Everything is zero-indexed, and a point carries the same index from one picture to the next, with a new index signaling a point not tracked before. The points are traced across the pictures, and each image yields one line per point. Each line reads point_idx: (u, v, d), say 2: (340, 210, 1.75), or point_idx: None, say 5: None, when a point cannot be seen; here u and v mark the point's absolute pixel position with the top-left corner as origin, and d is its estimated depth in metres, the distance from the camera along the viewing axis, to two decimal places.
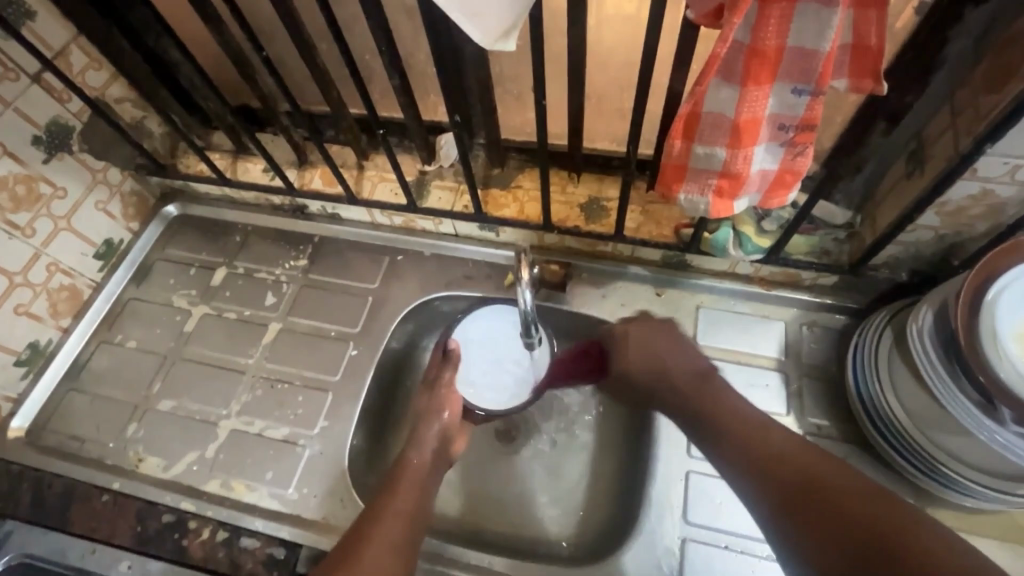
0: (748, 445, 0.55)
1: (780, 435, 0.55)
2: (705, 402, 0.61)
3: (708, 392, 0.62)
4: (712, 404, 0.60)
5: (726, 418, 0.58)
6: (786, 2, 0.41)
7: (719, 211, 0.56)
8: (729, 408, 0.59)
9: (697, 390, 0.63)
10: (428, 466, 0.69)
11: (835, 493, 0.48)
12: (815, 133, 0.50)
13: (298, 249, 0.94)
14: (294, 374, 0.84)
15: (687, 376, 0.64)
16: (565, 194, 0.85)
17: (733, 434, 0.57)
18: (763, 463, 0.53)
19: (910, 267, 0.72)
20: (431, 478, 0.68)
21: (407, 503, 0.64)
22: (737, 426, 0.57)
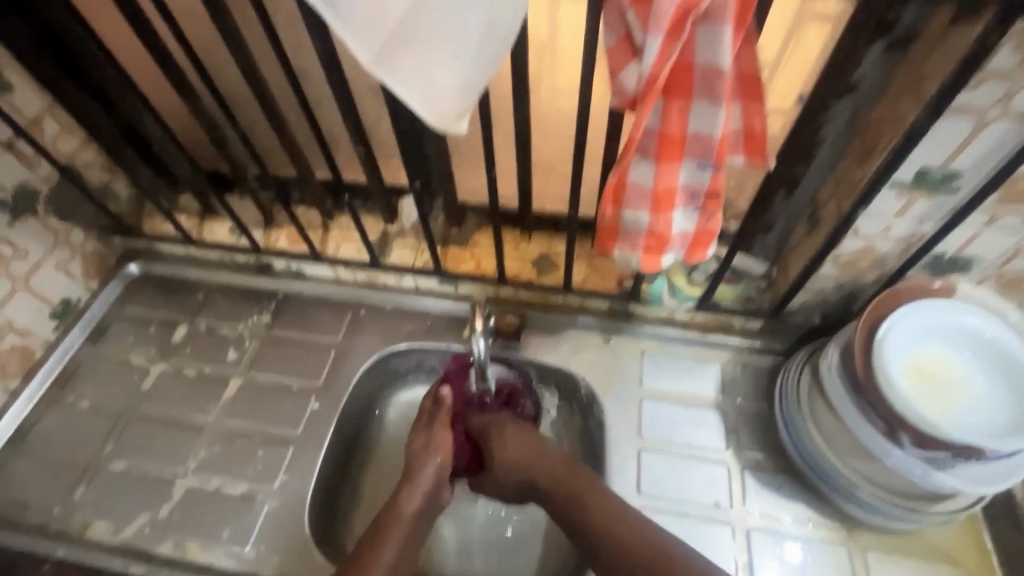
0: (609, 546, 0.64)
1: (648, 544, 0.63)
2: (574, 502, 0.69)
3: (578, 492, 0.69)
4: (586, 499, 0.68)
5: (588, 517, 0.67)
6: (684, 99, 0.50)
7: (649, 265, 0.64)
8: (603, 512, 0.67)
9: (567, 488, 0.70)
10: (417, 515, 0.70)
11: None
12: (721, 200, 0.59)
13: (261, 305, 0.97)
14: (254, 429, 0.84)
15: (559, 474, 0.71)
16: (518, 250, 0.93)
17: (598, 536, 0.65)
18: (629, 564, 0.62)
19: (821, 311, 0.82)
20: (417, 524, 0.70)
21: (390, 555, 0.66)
22: (607, 531, 0.65)
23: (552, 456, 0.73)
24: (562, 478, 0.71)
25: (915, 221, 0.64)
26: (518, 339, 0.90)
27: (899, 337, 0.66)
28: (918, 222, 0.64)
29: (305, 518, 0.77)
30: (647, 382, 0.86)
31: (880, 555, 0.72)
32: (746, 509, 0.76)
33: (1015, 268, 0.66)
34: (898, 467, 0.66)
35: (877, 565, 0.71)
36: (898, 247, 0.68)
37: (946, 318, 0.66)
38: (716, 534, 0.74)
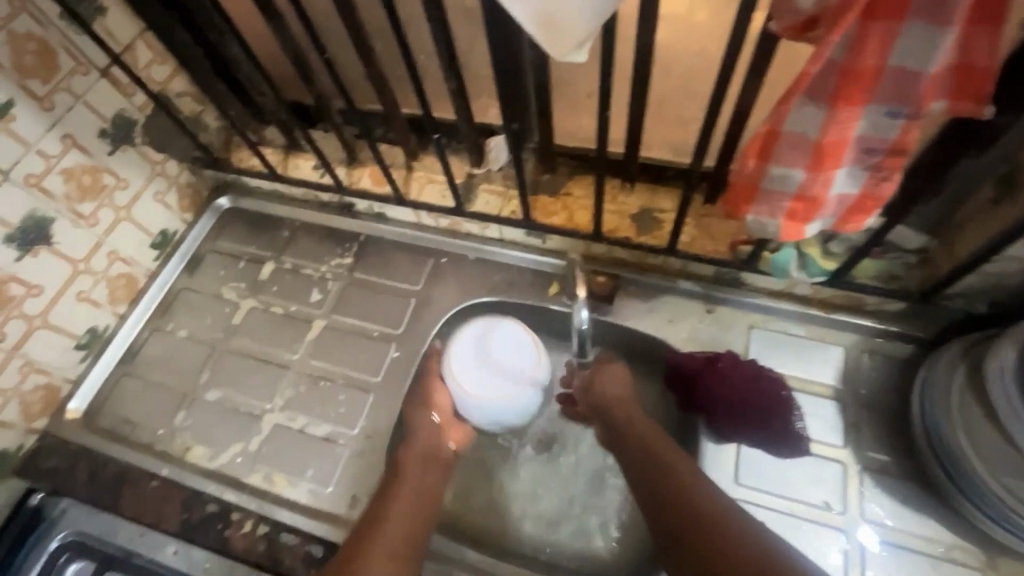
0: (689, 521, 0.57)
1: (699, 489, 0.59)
2: (674, 495, 0.59)
3: (696, 492, 0.59)
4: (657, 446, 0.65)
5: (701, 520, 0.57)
6: (892, 21, 0.38)
7: (790, 234, 0.54)
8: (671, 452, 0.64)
9: (678, 479, 0.61)
10: (422, 465, 0.71)
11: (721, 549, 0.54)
12: (906, 158, 0.46)
13: (344, 247, 0.95)
14: (337, 372, 0.84)
15: (667, 464, 0.62)
16: (616, 204, 0.83)
17: (658, 476, 0.62)
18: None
19: (988, 299, 0.67)
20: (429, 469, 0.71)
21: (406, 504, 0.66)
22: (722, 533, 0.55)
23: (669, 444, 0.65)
24: (673, 475, 0.61)
25: None
26: (609, 303, 0.82)
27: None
28: None
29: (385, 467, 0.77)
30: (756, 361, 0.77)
31: None
32: (862, 517, 0.67)
33: None
34: None
35: None
36: None
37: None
38: (821, 538, 0.66)
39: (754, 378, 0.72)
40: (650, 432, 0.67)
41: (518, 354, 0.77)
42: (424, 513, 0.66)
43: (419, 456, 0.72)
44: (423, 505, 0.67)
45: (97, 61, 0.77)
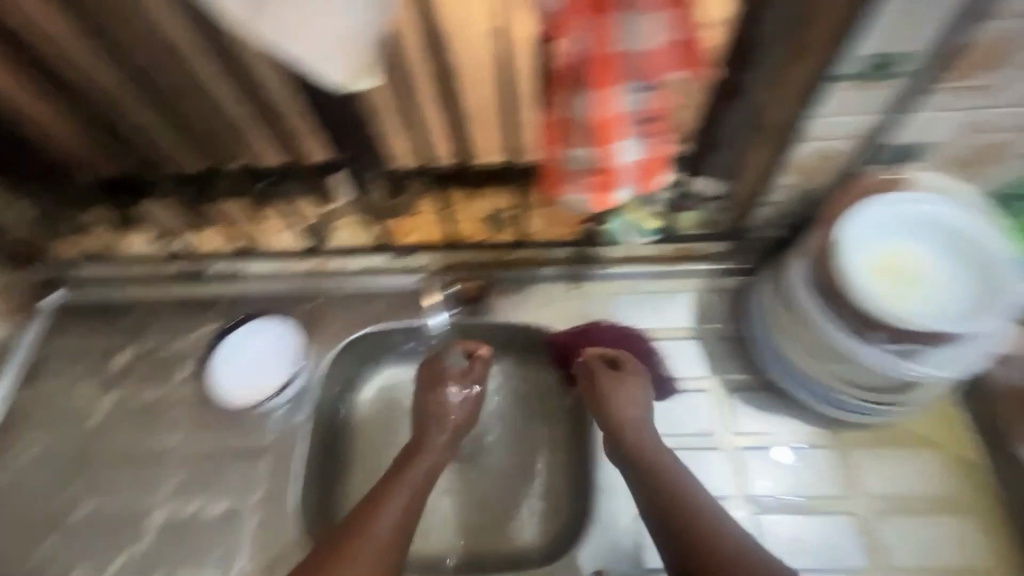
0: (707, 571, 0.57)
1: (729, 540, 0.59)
2: (696, 538, 0.60)
3: (724, 536, 0.59)
4: (662, 469, 0.66)
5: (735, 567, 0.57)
6: (611, 16, 0.46)
7: (600, 204, 0.62)
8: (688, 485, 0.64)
9: (699, 524, 0.61)
10: (418, 486, 0.70)
11: None
12: (666, 120, 0.56)
13: (206, 315, 0.89)
14: (223, 445, 0.80)
15: (684, 513, 0.62)
16: (468, 210, 0.87)
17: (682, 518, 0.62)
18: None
19: (782, 224, 0.80)
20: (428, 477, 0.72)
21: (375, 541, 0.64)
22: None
23: (699, 491, 0.64)
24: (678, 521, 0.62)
25: (868, 115, 0.61)
26: (484, 304, 0.87)
27: (860, 239, 0.66)
28: (870, 114, 0.61)
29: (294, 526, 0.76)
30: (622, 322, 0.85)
31: (865, 451, 0.74)
32: (735, 433, 0.76)
33: (972, 147, 0.65)
34: (875, 367, 0.65)
35: (863, 463, 0.73)
36: (852, 145, 0.66)
37: (921, 207, 0.67)
38: (708, 460, 0.74)
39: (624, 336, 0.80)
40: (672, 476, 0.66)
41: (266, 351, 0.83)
42: (392, 546, 0.65)
43: (410, 491, 0.69)
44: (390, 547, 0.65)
45: None
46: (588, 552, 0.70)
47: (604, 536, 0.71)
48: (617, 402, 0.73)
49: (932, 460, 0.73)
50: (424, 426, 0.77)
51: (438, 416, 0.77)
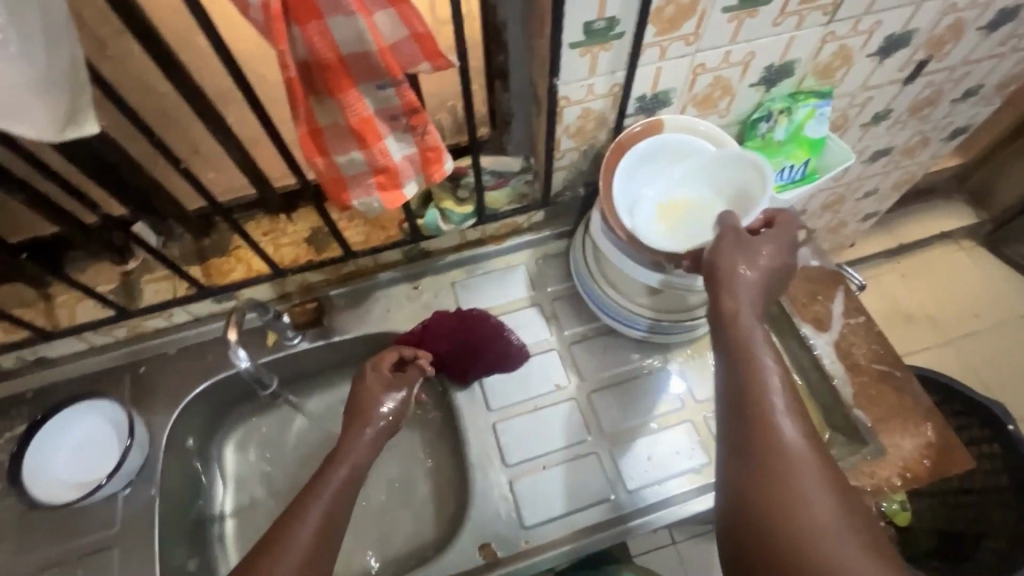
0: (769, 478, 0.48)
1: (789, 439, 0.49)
2: (760, 412, 0.51)
3: (762, 415, 0.50)
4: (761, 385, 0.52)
5: (763, 444, 0.49)
6: (318, 21, 0.46)
7: (393, 202, 0.62)
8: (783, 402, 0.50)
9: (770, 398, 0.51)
10: (343, 491, 0.59)
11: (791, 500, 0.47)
12: (424, 111, 0.57)
13: (12, 416, 0.79)
14: (62, 550, 0.72)
15: (768, 397, 0.51)
16: (287, 235, 0.85)
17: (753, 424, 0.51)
18: (775, 490, 0.47)
19: (583, 183, 0.87)
20: (363, 467, 0.62)
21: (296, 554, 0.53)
22: (775, 446, 0.49)
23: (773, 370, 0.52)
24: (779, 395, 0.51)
25: (610, 73, 0.69)
26: (325, 325, 0.85)
27: (643, 224, 0.73)
28: (611, 73, 0.69)
29: None
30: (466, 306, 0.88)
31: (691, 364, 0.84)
32: (582, 380, 0.82)
33: (702, 86, 0.75)
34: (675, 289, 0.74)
35: (691, 373, 0.83)
36: (608, 102, 0.73)
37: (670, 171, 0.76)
38: (564, 410, 0.80)
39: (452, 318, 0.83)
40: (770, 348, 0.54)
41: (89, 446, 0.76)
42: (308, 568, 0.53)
43: (326, 513, 0.56)
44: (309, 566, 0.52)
45: None
46: (470, 531, 0.72)
47: (482, 508, 0.74)
48: (727, 267, 0.58)
49: None
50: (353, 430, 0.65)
51: (362, 409, 0.67)
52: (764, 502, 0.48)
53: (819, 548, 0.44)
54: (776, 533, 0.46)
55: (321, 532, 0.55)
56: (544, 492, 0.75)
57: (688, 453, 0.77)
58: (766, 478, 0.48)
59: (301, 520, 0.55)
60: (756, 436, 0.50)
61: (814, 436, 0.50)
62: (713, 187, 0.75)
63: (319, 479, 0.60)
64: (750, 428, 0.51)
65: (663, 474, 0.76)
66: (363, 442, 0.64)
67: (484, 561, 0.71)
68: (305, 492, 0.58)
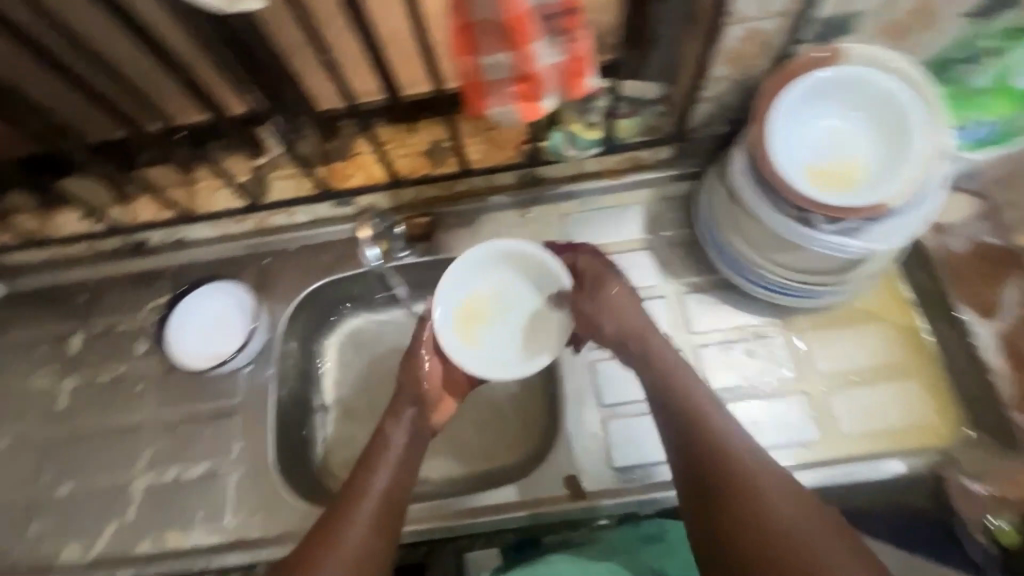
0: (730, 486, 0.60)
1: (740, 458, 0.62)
2: (692, 414, 0.65)
3: (694, 414, 0.65)
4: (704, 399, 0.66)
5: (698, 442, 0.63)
6: None
7: (530, 115, 0.58)
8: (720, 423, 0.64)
9: (694, 404, 0.66)
10: (391, 478, 0.68)
11: (755, 506, 0.59)
12: (581, 14, 0.52)
13: (155, 287, 0.87)
14: (193, 411, 0.80)
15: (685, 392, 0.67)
16: (407, 146, 0.84)
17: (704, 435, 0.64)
18: (744, 510, 0.59)
19: (724, 119, 0.79)
20: (410, 449, 0.72)
21: (366, 515, 0.65)
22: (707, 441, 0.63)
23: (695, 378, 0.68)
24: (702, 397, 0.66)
25: None
26: (434, 240, 0.85)
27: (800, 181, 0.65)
28: None
29: (278, 472, 0.75)
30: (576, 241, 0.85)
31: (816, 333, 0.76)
32: (690, 331, 0.78)
33: (899, 11, 0.63)
34: (819, 249, 0.67)
35: (815, 343, 0.76)
36: (780, 23, 0.63)
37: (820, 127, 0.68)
38: None
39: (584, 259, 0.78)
40: (684, 380, 0.67)
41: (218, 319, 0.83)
42: (385, 529, 0.64)
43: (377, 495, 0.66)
44: (382, 521, 0.65)
45: None
46: (558, 462, 0.73)
47: (573, 441, 0.74)
48: (611, 299, 0.73)
49: (881, 332, 0.75)
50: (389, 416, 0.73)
51: (409, 391, 0.74)
52: (718, 484, 0.61)
53: (811, 545, 0.55)
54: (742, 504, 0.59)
55: (381, 513, 0.65)
56: (637, 436, 0.74)
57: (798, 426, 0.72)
58: (715, 479, 0.61)
59: (365, 500, 0.66)
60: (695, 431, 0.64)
61: (795, 492, 0.60)
62: (904, 176, 0.64)
63: (376, 460, 0.69)
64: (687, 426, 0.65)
65: (767, 443, 0.71)
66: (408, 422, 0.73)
67: (568, 492, 0.71)
68: (362, 473, 0.68)
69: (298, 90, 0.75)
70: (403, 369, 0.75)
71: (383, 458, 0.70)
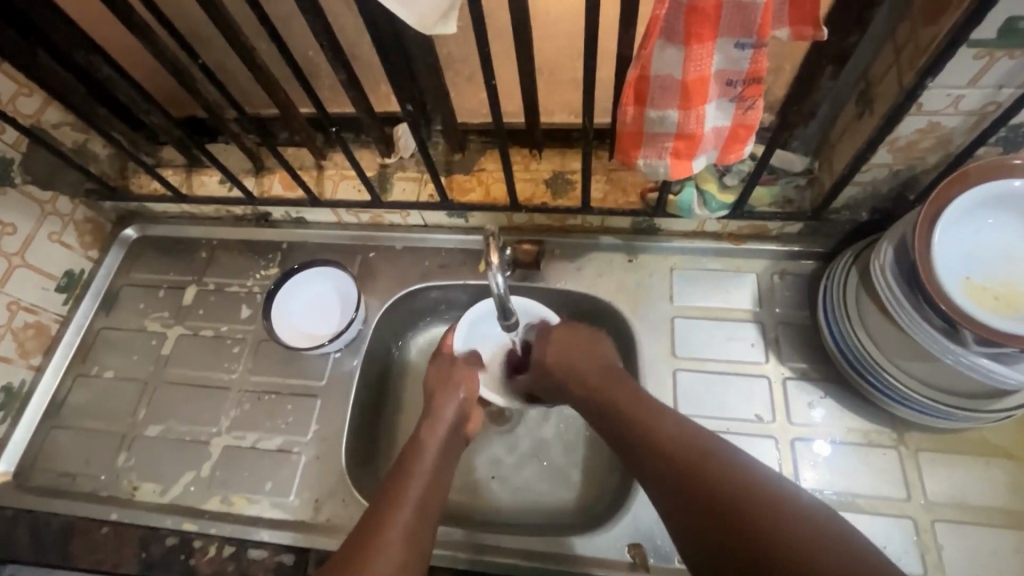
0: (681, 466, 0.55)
1: (669, 429, 0.59)
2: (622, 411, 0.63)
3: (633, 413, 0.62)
4: (623, 402, 0.64)
5: (655, 448, 0.58)
6: None
7: (678, 172, 0.56)
8: (647, 414, 0.61)
9: (634, 404, 0.63)
10: (433, 471, 0.65)
11: (702, 483, 0.53)
12: (763, 85, 0.50)
13: (267, 258, 0.92)
14: (279, 384, 0.83)
15: (632, 398, 0.63)
16: (529, 171, 0.85)
17: (635, 431, 0.60)
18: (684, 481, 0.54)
19: (869, 206, 0.74)
20: (443, 464, 0.66)
21: (416, 494, 0.61)
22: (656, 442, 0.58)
23: (609, 371, 0.68)
24: (642, 412, 0.61)
25: (994, 88, 0.55)
26: (538, 269, 0.85)
27: (950, 280, 0.59)
28: (996, 88, 0.55)
29: (344, 464, 0.77)
30: (679, 300, 0.81)
31: (931, 456, 0.70)
32: (790, 421, 0.73)
33: None
34: (958, 365, 0.61)
35: (929, 465, 0.69)
36: (968, 121, 0.59)
37: (966, 241, 0.60)
38: (759, 446, 0.72)
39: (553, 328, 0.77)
40: (625, 387, 0.66)
41: (324, 307, 0.88)
42: (427, 509, 0.61)
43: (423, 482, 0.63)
44: (426, 504, 0.61)
45: None
46: (623, 526, 0.69)
47: (643, 507, 0.70)
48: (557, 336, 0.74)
49: (1010, 471, 0.68)
50: (419, 429, 0.69)
51: (441, 392, 0.72)
52: (665, 468, 0.56)
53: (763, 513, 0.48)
54: (653, 458, 0.57)
55: (420, 516, 0.60)
56: None
57: (897, 551, 0.65)
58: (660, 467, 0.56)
59: (401, 506, 0.60)
60: (636, 442, 0.60)
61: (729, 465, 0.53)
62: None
63: (402, 495, 0.61)
64: (624, 430, 0.62)
65: None
66: (437, 438, 0.67)
67: (630, 560, 0.67)
68: (375, 519, 0.58)
69: (443, 102, 0.78)
70: (433, 378, 0.74)
71: (417, 481, 0.63)
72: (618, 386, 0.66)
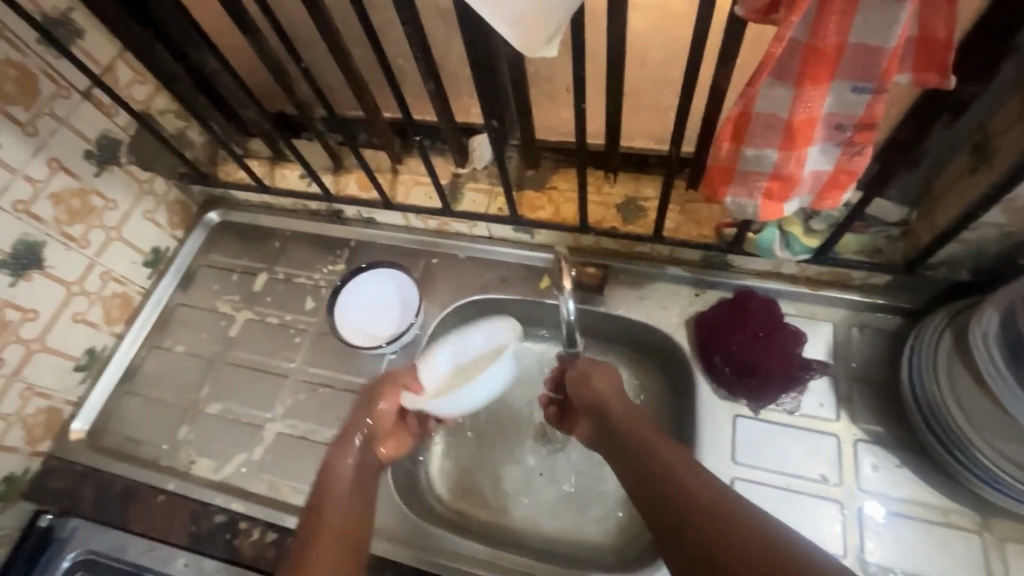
0: (703, 520, 0.53)
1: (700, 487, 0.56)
2: (648, 452, 0.62)
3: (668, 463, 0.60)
4: (653, 443, 0.63)
5: (677, 498, 0.57)
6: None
7: (769, 214, 0.54)
8: (687, 473, 0.58)
9: (652, 448, 0.62)
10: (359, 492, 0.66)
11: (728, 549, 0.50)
12: (875, 132, 0.48)
13: (335, 254, 0.95)
14: (335, 378, 0.85)
15: (651, 441, 0.63)
16: (601, 194, 0.83)
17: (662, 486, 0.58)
18: (710, 530, 0.52)
19: (970, 266, 0.68)
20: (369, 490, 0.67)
21: (338, 512, 0.62)
22: (687, 496, 0.56)
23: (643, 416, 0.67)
24: (673, 460, 0.60)
25: None
26: (599, 293, 0.83)
27: None
28: None
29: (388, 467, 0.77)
30: None
31: (1018, 548, 0.63)
32: (859, 487, 0.68)
33: None
34: None
35: (1015, 558, 0.63)
36: None
37: None
38: (821, 509, 0.67)
39: (780, 317, 0.74)
40: (642, 428, 0.65)
41: (384, 308, 0.89)
42: (356, 532, 0.61)
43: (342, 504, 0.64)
44: (353, 525, 0.62)
45: (78, 84, 0.78)
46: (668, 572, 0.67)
47: None
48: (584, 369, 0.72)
49: None
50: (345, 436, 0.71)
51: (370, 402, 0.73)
52: (691, 517, 0.54)
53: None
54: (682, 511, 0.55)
55: (343, 539, 0.60)
56: None
57: None
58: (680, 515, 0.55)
59: (325, 530, 0.60)
60: (670, 497, 0.57)
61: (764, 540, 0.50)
62: None
63: (325, 514, 0.62)
64: (645, 474, 0.61)
65: None
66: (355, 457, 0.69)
67: None
68: (319, 520, 0.62)
69: (525, 118, 0.78)
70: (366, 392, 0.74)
71: (351, 504, 0.64)
72: (649, 430, 0.64)
